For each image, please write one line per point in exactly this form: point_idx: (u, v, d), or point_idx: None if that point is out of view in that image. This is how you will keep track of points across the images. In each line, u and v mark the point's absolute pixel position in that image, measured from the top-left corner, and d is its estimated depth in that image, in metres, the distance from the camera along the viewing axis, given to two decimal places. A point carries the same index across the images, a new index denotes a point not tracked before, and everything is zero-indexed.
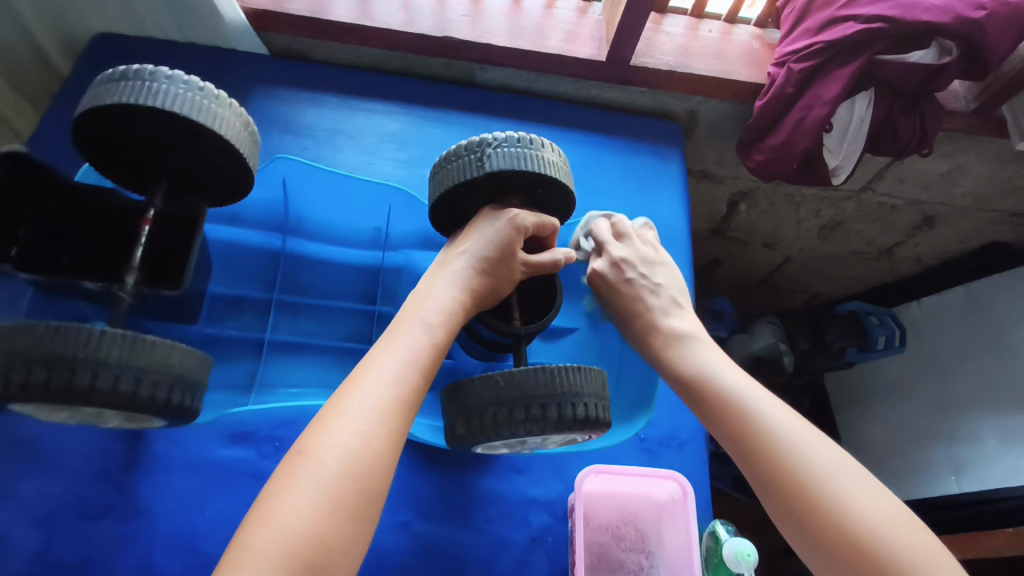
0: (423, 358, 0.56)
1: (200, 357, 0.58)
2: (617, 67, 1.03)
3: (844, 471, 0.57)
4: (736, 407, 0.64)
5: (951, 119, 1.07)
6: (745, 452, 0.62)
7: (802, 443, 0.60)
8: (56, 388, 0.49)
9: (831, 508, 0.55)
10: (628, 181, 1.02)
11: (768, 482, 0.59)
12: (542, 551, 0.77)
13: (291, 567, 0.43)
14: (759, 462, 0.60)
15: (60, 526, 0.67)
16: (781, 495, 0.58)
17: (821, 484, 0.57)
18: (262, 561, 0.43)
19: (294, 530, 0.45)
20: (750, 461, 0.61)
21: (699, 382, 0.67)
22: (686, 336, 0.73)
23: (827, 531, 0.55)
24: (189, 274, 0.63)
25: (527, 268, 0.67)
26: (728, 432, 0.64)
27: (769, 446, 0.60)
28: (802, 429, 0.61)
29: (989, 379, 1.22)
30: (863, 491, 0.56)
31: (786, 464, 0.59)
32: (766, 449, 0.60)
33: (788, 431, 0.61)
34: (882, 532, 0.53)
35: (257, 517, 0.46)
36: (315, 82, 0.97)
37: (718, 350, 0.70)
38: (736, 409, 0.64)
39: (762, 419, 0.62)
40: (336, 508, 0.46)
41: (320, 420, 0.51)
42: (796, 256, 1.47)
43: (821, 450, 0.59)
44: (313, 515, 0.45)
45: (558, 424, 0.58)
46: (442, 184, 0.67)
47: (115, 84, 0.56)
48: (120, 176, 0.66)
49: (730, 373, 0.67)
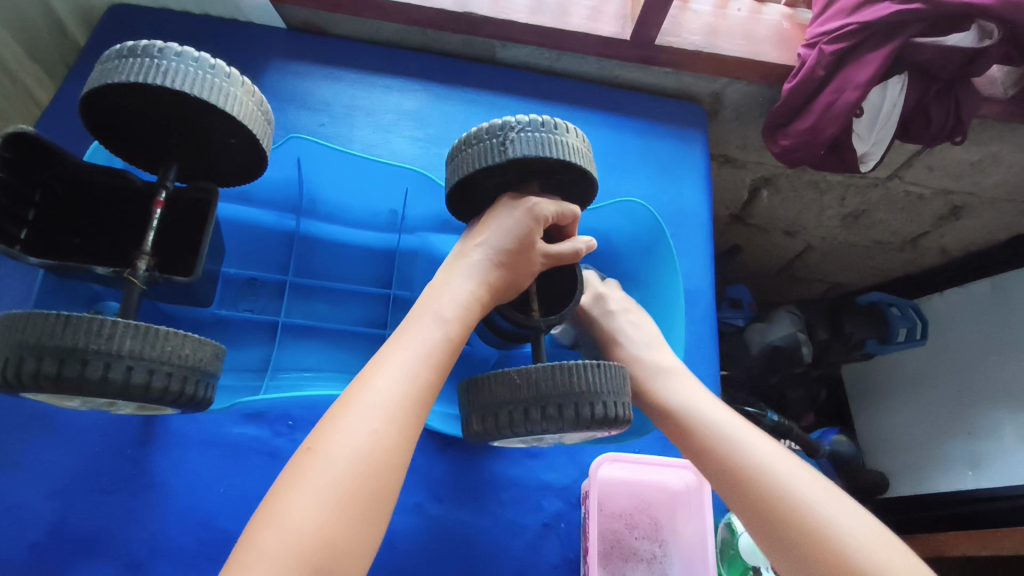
0: (437, 351, 0.55)
1: (214, 347, 0.57)
2: (641, 47, 1.00)
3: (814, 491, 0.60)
4: (703, 429, 0.66)
5: (987, 106, 1.02)
6: (719, 479, 0.63)
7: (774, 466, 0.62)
8: (67, 380, 0.49)
9: (804, 519, 0.57)
10: (650, 165, 0.99)
11: (741, 498, 0.61)
12: (555, 537, 0.76)
13: (299, 568, 0.42)
14: (733, 477, 0.62)
15: (75, 498, 0.67)
16: (753, 510, 0.60)
17: (791, 503, 0.59)
18: (272, 562, 0.42)
19: (301, 530, 0.44)
20: (727, 485, 0.62)
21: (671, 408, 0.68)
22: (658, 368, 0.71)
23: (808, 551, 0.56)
24: (202, 261, 0.59)
25: (546, 260, 0.65)
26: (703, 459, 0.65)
27: (739, 467, 0.62)
28: (770, 454, 0.63)
29: (1010, 375, 1.19)
30: (836, 511, 0.58)
31: (751, 483, 0.61)
32: (731, 470, 0.62)
33: (757, 457, 0.63)
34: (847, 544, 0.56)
35: (265, 515, 0.45)
36: (331, 57, 0.94)
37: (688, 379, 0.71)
38: (711, 438, 0.65)
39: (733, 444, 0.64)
40: (345, 508, 0.46)
41: (330, 415, 0.50)
42: (818, 244, 1.43)
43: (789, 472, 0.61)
44: (321, 514, 0.45)
45: (573, 423, 0.57)
46: (461, 169, 0.64)
47: (124, 60, 0.54)
48: (131, 157, 0.65)
49: (694, 395, 0.69)
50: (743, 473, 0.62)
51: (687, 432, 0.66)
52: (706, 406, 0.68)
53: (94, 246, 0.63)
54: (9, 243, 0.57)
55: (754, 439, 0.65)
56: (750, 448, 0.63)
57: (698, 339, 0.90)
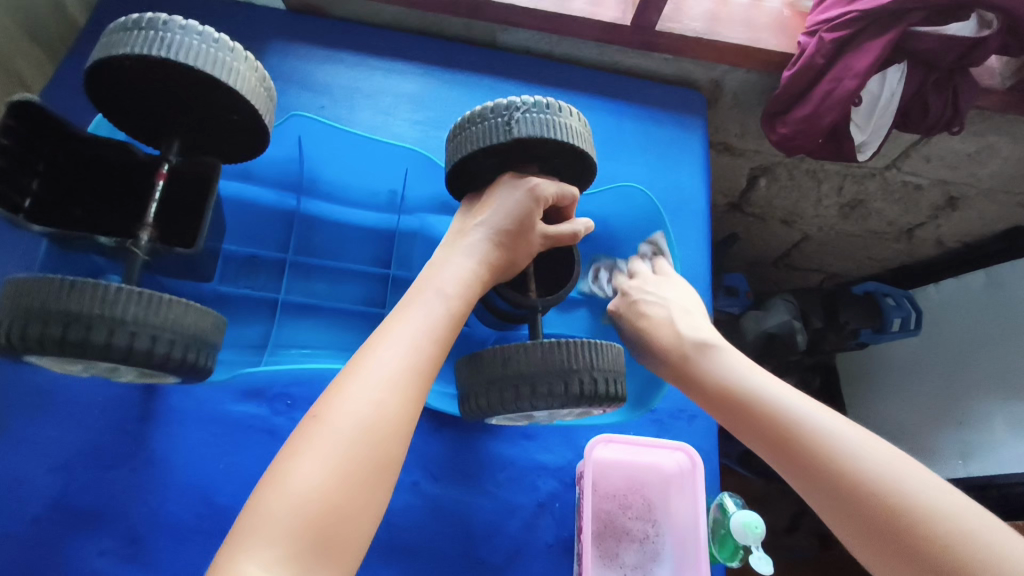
0: (441, 326, 0.56)
1: (215, 318, 0.57)
2: (642, 32, 1.00)
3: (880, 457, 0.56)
4: (776, 410, 0.61)
5: (984, 97, 1.03)
6: (785, 463, 0.60)
7: (837, 436, 0.58)
8: (72, 344, 0.49)
9: (898, 500, 0.52)
10: (650, 152, 0.99)
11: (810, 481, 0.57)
12: (550, 516, 0.78)
13: (305, 532, 0.43)
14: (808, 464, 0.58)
15: (77, 472, 0.68)
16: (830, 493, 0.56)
17: (864, 475, 0.55)
18: (277, 527, 0.43)
19: (306, 495, 0.44)
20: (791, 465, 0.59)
21: (720, 389, 0.65)
22: (698, 345, 0.69)
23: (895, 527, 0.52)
24: (203, 234, 0.60)
25: (546, 240, 0.66)
26: (760, 441, 0.62)
27: (815, 446, 0.58)
28: (852, 433, 0.58)
29: (1001, 365, 1.21)
30: (928, 489, 0.53)
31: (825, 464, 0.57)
32: (797, 447, 0.59)
33: (839, 439, 0.58)
34: (926, 511, 0.51)
35: (271, 481, 0.46)
36: (332, 39, 0.94)
37: (732, 352, 0.68)
38: (762, 409, 0.62)
39: (793, 416, 0.60)
40: (350, 474, 0.46)
41: (333, 386, 0.51)
42: (815, 234, 1.44)
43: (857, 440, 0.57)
44: (326, 480, 0.45)
45: (572, 401, 0.58)
46: (464, 148, 0.64)
47: (128, 33, 0.54)
48: (131, 128, 0.65)
49: (753, 372, 0.66)
50: (819, 455, 0.57)
51: (753, 416, 0.62)
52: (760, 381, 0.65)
53: (98, 216, 0.63)
54: (12, 211, 0.57)
55: (833, 420, 0.59)
56: (834, 430, 0.58)
57: None
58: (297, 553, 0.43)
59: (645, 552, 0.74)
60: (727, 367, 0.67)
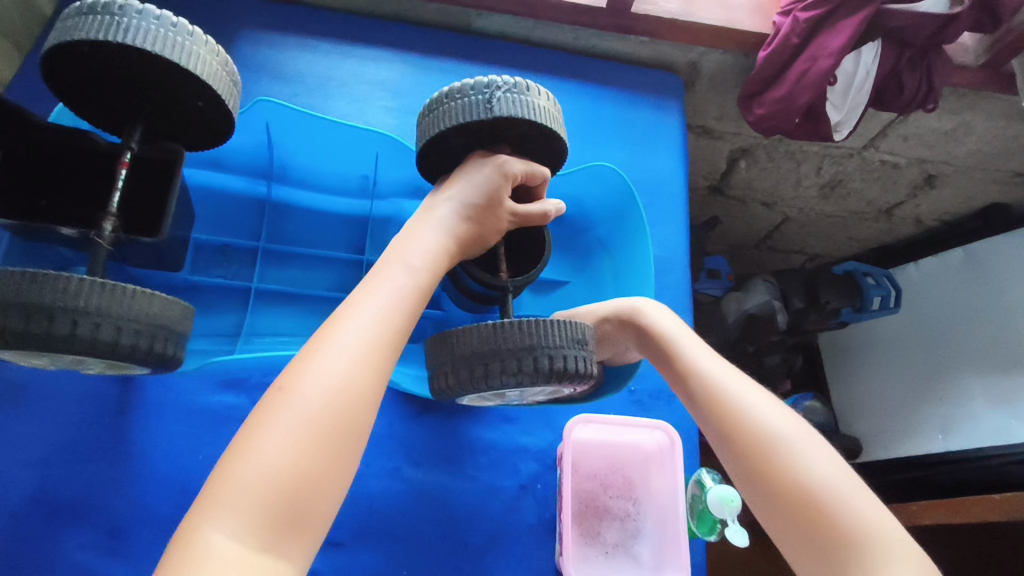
0: (407, 299, 0.56)
1: (182, 307, 0.57)
2: (616, 15, 1.00)
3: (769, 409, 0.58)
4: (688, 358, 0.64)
5: (958, 74, 1.04)
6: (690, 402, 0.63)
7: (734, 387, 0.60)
8: (35, 336, 0.49)
9: (814, 491, 0.52)
10: (626, 135, 0.99)
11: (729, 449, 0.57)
12: (531, 498, 0.78)
13: (273, 501, 0.43)
14: (730, 439, 0.57)
15: (53, 467, 0.67)
16: (744, 466, 0.56)
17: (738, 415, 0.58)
18: (246, 498, 0.43)
19: (273, 464, 0.44)
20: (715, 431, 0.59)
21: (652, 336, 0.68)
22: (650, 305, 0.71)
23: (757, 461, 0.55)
24: (168, 223, 0.60)
25: (515, 219, 0.66)
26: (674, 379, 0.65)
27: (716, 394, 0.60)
28: (784, 421, 0.57)
29: (983, 340, 1.23)
30: (856, 495, 0.51)
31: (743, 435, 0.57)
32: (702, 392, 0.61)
33: (765, 418, 0.57)
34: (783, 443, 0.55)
35: (237, 451, 0.45)
36: (304, 26, 0.93)
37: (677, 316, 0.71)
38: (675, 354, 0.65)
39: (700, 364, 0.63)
40: (318, 444, 0.46)
41: (300, 357, 0.50)
42: (796, 215, 1.45)
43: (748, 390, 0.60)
44: (295, 450, 0.45)
45: (541, 376, 0.58)
46: (440, 122, 0.63)
47: (83, 18, 0.53)
48: (95, 119, 0.64)
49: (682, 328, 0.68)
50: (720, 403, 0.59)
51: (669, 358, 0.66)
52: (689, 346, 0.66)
53: (62, 209, 0.62)
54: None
55: (757, 396, 0.59)
56: (760, 407, 0.58)
57: (674, 305, 0.91)
58: (264, 522, 0.42)
59: (626, 530, 0.75)
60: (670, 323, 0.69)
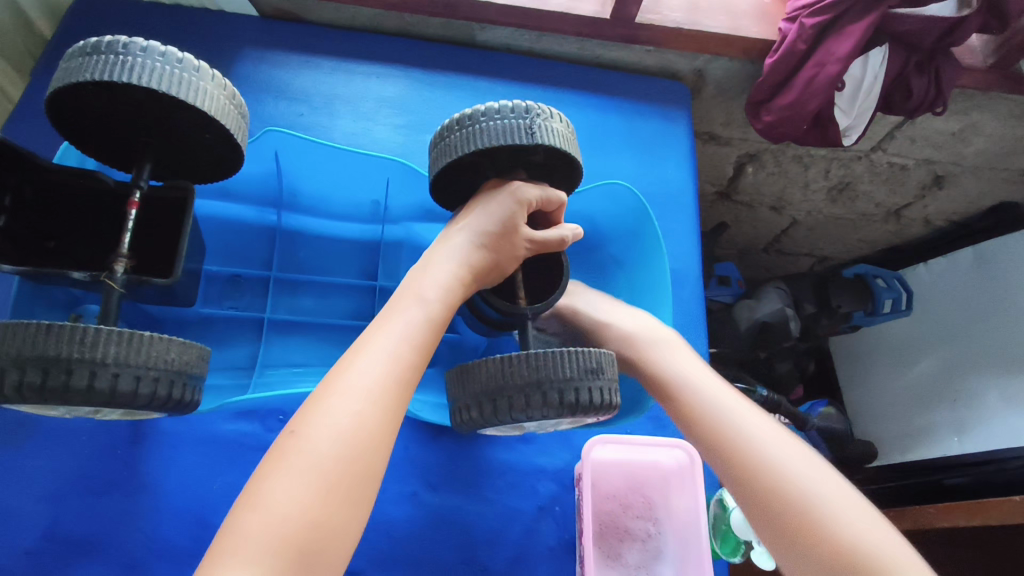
0: (420, 334, 0.55)
1: (199, 349, 0.56)
2: (621, 25, 0.99)
3: (784, 448, 0.62)
4: (704, 408, 0.66)
5: (967, 75, 1.03)
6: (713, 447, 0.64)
7: (749, 430, 0.64)
8: (53, 389, 0.48)
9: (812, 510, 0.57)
10: (635, 147, 0.98)
11: (734, 469, 0.62)
12: (551, 519, 0.77)
13: (284, 551, 0.42)
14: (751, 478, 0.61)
15: (67, 501, 0.66)
16: (764, 502, 0.59)
17: (755, 454, 0.62)
18: (256, 548, 0.42)
19: (284, 512, 0.43)
20: (746, 488, 0.61)
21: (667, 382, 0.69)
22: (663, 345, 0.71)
23: (774, 501, 0.59)
24: (181, 262, 0.59)
25: (531, 245, 0.65)
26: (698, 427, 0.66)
27: (736, 442, 0.63)
28: (783, 441, 0.63)
29: (1000, 338, 1.21)
30: (860, 515, 0.58)
31: (752, 456, 0.62)
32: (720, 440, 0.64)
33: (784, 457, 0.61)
34: (794, 482, 0.59)
35: (247, 501, 0.44)
36: (308, 45, 0.93)
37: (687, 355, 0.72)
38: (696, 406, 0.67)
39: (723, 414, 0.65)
40: (329, 489, 0.45)
41: (313, 399, 0.49)
42: (804, 219, 1.44)
43: (762, 430, 0.64)
44: (305, 497, 0.44)
45: (571, 409, 0.57)
46: (477, 140, 0.61)
47: (86, 59, 0.53)
48: (105, 157, 0.64)
49: (694, 373, 0.70)
50: (741, 449, 0.62)
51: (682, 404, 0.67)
52: (713, 397, 0.67)
53: (75, 251, 0.62)
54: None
55: (774, 435, 0.64)
56: (777, 450, 0.62)
57: (687, 318, 0.91)
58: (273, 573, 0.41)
59: (648, 551, 0.74)
60: (685, 370, 0.70)
